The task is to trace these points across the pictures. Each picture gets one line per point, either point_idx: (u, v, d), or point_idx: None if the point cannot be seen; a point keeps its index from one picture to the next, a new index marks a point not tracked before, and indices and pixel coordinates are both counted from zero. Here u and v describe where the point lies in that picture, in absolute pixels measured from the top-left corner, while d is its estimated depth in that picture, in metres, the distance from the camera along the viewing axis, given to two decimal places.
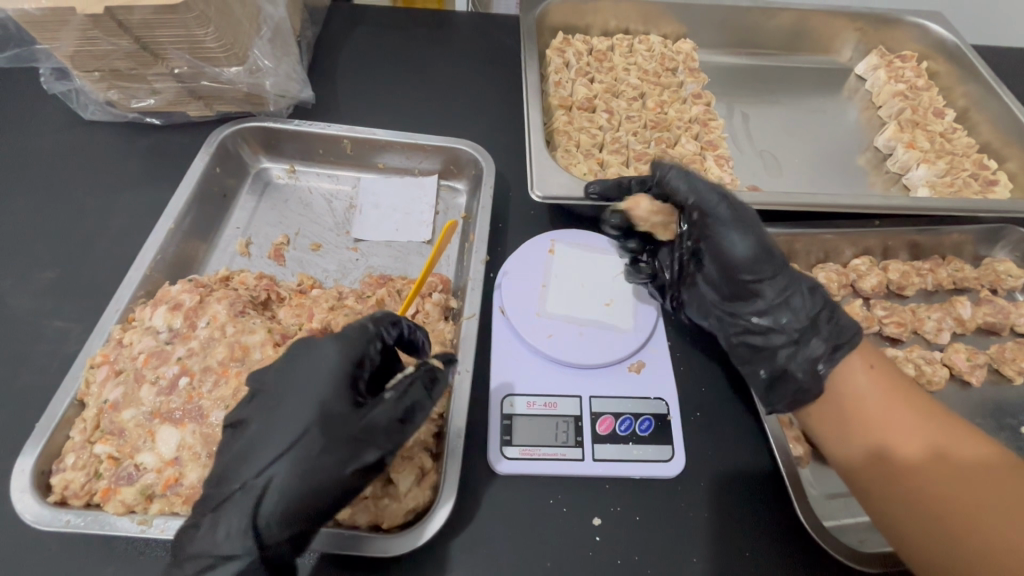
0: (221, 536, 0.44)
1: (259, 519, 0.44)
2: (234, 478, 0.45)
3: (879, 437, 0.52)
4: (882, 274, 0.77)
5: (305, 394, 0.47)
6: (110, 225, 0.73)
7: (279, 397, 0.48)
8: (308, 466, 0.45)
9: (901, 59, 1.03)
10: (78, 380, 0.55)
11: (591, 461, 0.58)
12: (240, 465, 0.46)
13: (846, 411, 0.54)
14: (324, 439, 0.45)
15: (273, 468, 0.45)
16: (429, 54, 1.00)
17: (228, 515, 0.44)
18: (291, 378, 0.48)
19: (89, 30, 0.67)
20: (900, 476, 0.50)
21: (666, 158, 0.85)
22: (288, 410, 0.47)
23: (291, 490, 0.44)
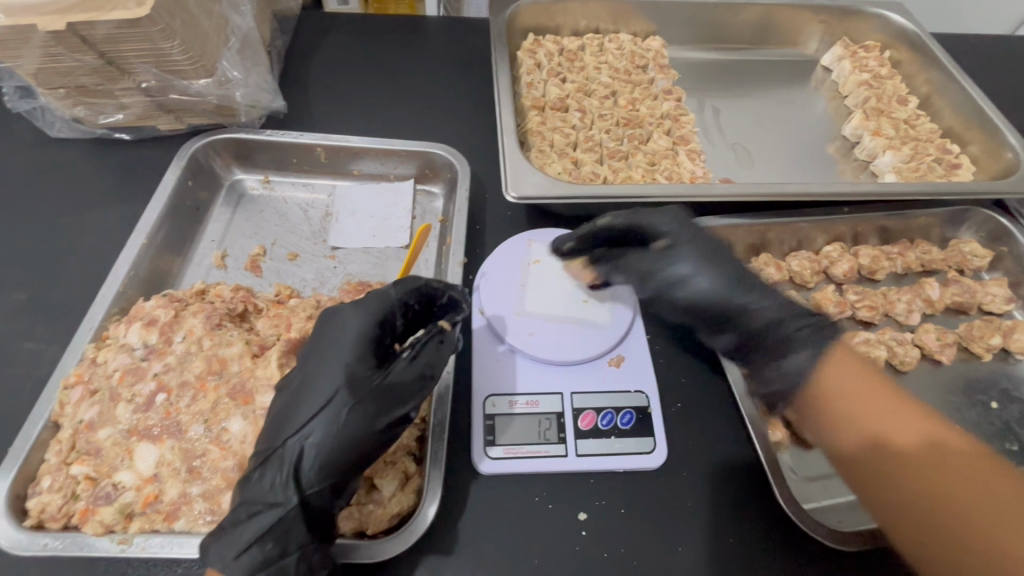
0: (269, 484, 0.45)
1: (304, 471, 0.45)
2: (281, 434, 0.47)
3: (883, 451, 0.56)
4: (853, 260, 0.78)
5: (333, 357, 0.50)
6: (81, 244, 0.72)
7: (308, 363, 0.50)
8: (345, 421, 0.47)
9: (865, 49, 1.05)
10: (52, 401, 0.54)
11: (574, 456, 0.59)
12: (284, 421, 0.47)
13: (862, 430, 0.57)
14: (357, 395, 0.48)
15: (313, 423, 0.46)
16: (400, 59, 1.00)
17: (276, 466, 0.46)
18: (325, 342, 0.51)
19: (52, 47, 0.66)
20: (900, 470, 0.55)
21: (639, 155, 0.86)
22: (321, 372, 0.49)
23: (331, 441, 0.46)
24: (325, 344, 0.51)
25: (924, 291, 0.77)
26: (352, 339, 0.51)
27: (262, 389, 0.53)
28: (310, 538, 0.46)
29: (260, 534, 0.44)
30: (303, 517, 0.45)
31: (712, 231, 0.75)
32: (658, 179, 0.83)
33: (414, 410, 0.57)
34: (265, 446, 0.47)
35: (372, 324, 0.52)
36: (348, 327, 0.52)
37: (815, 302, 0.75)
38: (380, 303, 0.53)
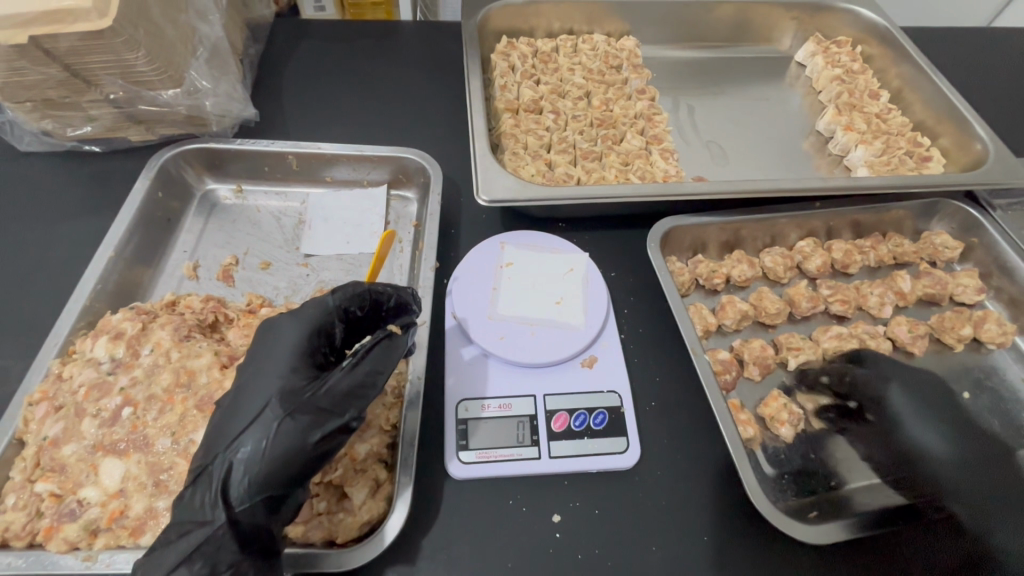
0: (198, 503, 0.44)
1: (233, 487, 0.44)
2: (213, 452, 0.46)
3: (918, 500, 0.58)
4: (825, 254, 0.79)
5: (270, 368, 0.49)
6: (50, 258, 0.72)
7: (247, 376, 0.50)
8: (274, 433, 0.45)
9: (837, 45, 1.06)
10: (17, 418, 0.53)
11: (547, 459, 0.59)
12: (218, 437, 0.46)
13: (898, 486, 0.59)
14: (288, 406, 0.46)
15: (244, 437, 0.45)
16: (374, 65, 1.00)
17: (206, 483, 0.44)
18: (262, 357, 0.51)
19: (15, 61, 0.66)
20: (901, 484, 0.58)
21: (613, 155, 0.86)
22: (256, 384, 0.48)
23: (259, 455, 0.44)
24: (261, 359, 0.51)
25: (896, 284, 0.77)
26: (289, 350, 0.51)
27: None
28: (244, 558, 0.44)
29: (188, 554, 0.42)
30: (234, 536, 0.43)
31: (684, 230, 0.75)
32: (631, 179, 0.83)
33: (384, 418, 0.57)
34: (198, 464, 0.46)
35: (309, 335, 0.52)
36: (284, 338, 0.52)
37: (788, 298, 0.75)
38: (320, 314, 0.54)
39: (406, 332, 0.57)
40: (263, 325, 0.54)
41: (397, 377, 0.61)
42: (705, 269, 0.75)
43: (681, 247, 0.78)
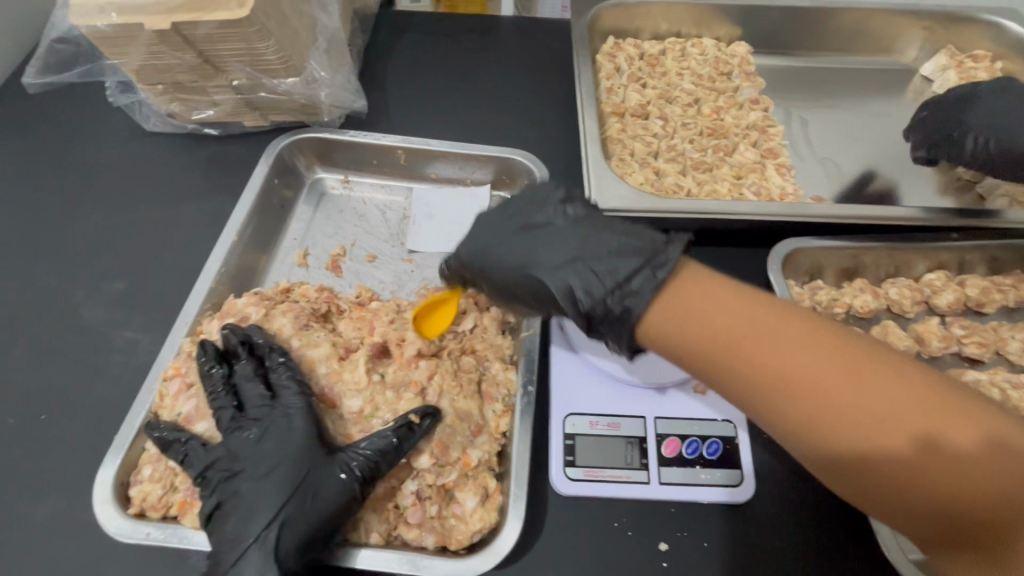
0: None
1: None
2: (235, 545, 0.46)
3: (802, 399, 0.41)
4: (958, 290, 0.72)
5: (273, 467, 0.49)
6: (173, 236, 0.75)
7: (242, 474, 0.49)
8: (297, 532, 0.46)
9: (973, 59, 0.98)
10: (153, 393, 0.56)
11: (657, 484, 0.57)
12: (229, 539, 0.46)
13: (760, 370, 0.42)
14: (305, 507, 0.47)
15: (262, 537, 0.46)
16: (476, 60, 0.99)
17: None
18: (258, 449, 0.50)
19: (155, 45, 0.69)
20: (926, 469, 0.37)
21: (725, 167, 0.82)
22: (260, 485, 0.48)
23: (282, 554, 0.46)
24: (253, 448, 0.50)
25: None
26: (282, 441, 0.50)
27: (350, 395, 0.56)
28: None
29: None
30: None
31: (806, 254, 0.71)
32: (745, 194, 0.79)
33: (494, 424, 0.57)
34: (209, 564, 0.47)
35: (302, 425, 0.51)
36: (278, 429, 0.50)
37: (915, 334, 0.70)
38: (305, 401, 0.53)
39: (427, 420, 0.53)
40: (247, 408, 0.53)
41: (507, 385, 0.60)
42: (825, 297, 0.71)
43: (798, 271, 0.74)
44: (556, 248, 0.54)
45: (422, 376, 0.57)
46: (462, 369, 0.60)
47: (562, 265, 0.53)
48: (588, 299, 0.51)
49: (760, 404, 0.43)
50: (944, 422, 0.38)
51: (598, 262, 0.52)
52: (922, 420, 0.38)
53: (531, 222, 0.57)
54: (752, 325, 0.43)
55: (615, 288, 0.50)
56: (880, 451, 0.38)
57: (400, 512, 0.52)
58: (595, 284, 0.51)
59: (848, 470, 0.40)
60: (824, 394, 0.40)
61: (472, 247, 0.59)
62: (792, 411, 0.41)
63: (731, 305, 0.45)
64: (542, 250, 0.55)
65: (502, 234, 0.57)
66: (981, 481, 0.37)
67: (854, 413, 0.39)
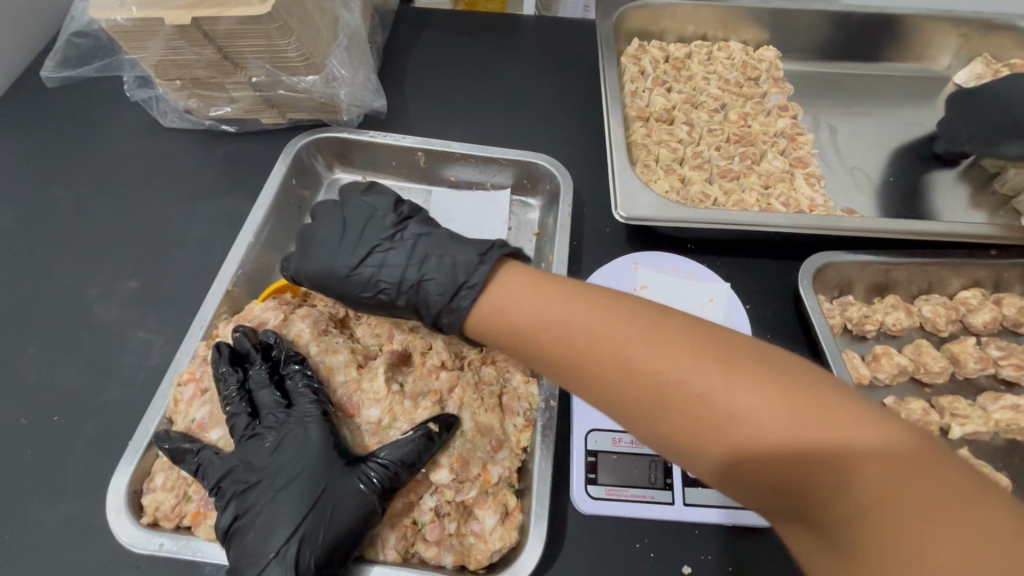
0: None
1: None
2: (255, 558, 0.45)
3: (654, 394, 0.39)
4: (996, 309, 0.70)
5: (290, 480, 0.47)
6: (188, 235, 0.73)
7: (257, 486, 0.48)
8: (317, 545, 0.45)
9: (1011, 68, 0.94)
10: (167, 398, 0.55)
11: (681, 506, 0.55)
12: (248, 552, 0.45)
13: (607, 365, 0.41)
14: (324, 519, 0.46)
15: (281, 552, 0.45)
16: (497, 60, 0.97)
17: None
18: (274, 459, 0.48)
19: (175, 40, 0.67)
20: (808, 469, 0.34)
21: (753, 176, 0.80)
22: (278, 498, 0.47)
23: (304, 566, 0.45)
24: (270, 459, 0.48)
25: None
26: (300, 453, 0.48)
27: (369, 404, 0.55)
28: None
29: None
30: None
31: (838, 268, 0.68)
32: (774, 204, 0.76)
33: (515, 440, 0.55)
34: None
35: (317, 435, 0.49)
36: (294, 439, 0.49)
37: (951, 354, 0.67)
38: (320, 408, 0.51)
39: (447, 429, 0.52)
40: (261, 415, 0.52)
41: (528, 397, 0.58)
42: (856, 313, 0.68)
43: (828, 285, 0.71)
44: (397, 265, 0.54)
45: (443, 386, 0.56)
46: (482, 380, 0.58)
47: (403, 283, 0.53)
48: (426, 312, 0.53)
49: (614, 401, 0.42)
50: (822, 422, 0.35)
51: (433, 279, 0.52)
52: (798, 418, 0.35)
53: (339, 237, 0.56)
54: (604, 321, 0.43)
55: (447, 307, 0.51)
56: (748, 451, 0.36)
57: (418, 528, 0.50)
58: (435, 299, 0.51)
59: (712, 470, 0.38)
60: (674, 389, 0.38)
61: (315, 264, 0.56)
62: (643, 405, 0.40)
63: (584, 306, 0.44)
64: (393, 265, 0.54)
65: (342, 251, 0.55)
66: (843, 485, 0.33)
67: (711, 407, 0.37)
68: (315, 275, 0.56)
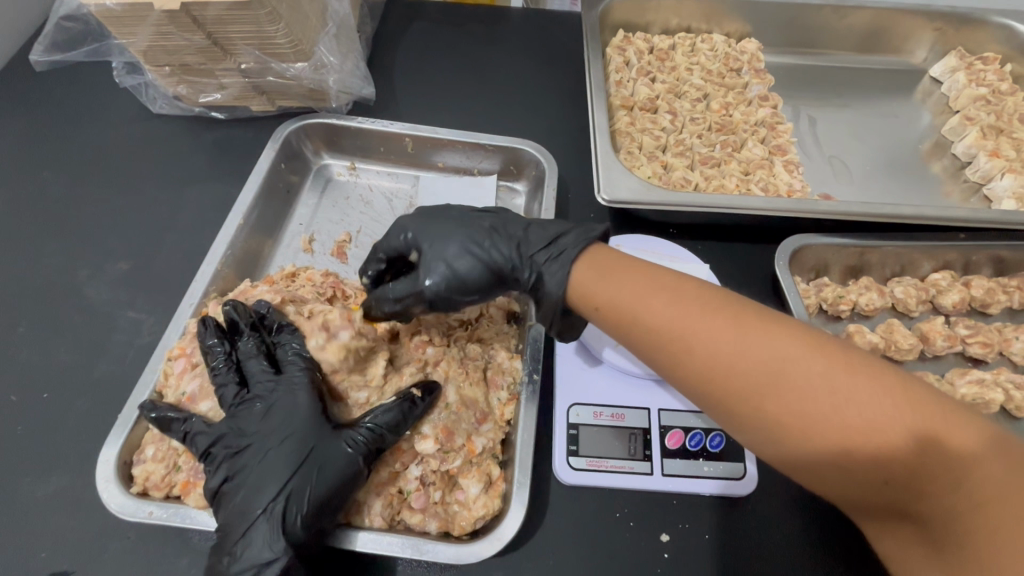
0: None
1: (273, 555, 0.45)
2: (244, 517, 0.46)
3: (767, 390, 0.41)
4: (964, 290, 0.72)
5: (277, 442, 0.49)
6: (178, 218, 0.74)
7: (245, 450, 0.49)
8: (305, 501, 0.47)
9: (983, 62, 0.97)
10: (157, 372, 0.56)
11: (659, 476, 0.57)
12: (237, 512, 0.47)
13: (722, 359, 0.43)
14: (311, 477, 0.47)
15: (271, 509, 0.46)
16: (486, 50, 0.99)
17: (240, 560, 0.45)
18: (263, 422, 0.50)
19: (164, 26, 0.68)
20: (917, 466, 0.38)
21: (733, 162, 0.82)
22: (267, 460, 0.48)
23: (292, 522, 0.46)
24: (260, 424, 0.50)
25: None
26: (290, 416, 0.50)
27: (359, 386, 0.56)
28: None
29: None
30: None
31: (813, 250, 0.71)
32: (753, 190, 0.79)
33: (500, 413, 0.57)
34: (219, 536, 0.47)
35: (304, 400, 0.51)
36: (283, 404, 0.51)
37: (920, 333, 0.70)
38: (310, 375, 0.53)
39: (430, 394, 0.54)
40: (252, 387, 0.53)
41: (513, 373, 0.60)
42: (831, 294, 0.70)
43: (804, 267, 0.74)
44: (505, 227, 0.57)
45: (429, 357, 0.58)
46: (468, 356, 0.60)
47: (512, 240, 0.56)
48: (537, 262, 0.54)
49: (726, 394, 0.43)
50: (937, 423, 0.38)
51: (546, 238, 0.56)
52: (915, 422, 0.38)
53: (445, 210, 0.60)
54: (719, 317, 0.44)
55: (565, 255, 0.53)
56: (865, 447, 0.38)
57: (404, 498, 0.52)
58: (547, 248, 0.55)
59: (818, 457, 0.40)
60: (795, 388, 0.40)
61: (421, 230, 0.57)
62: (761, 393, 0.42)
63: (700, 303, 0.46)
64: (496, 228, 0.57)
65: (443, 217, 0.58)
66: (969, 486, 0.37)
67: (831, 408, 0.39)
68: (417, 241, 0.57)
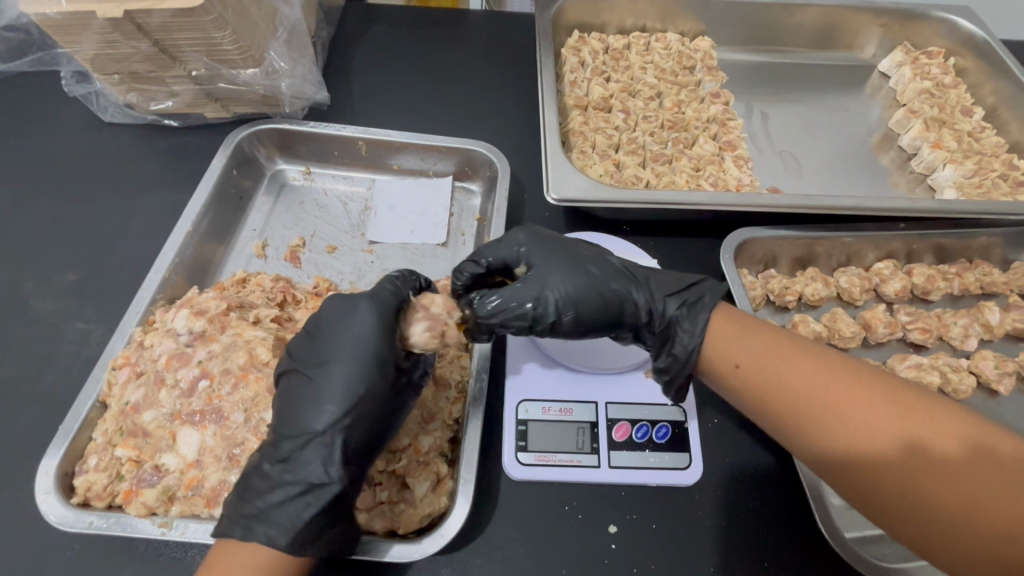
0: (291, 478, 0.46)
1: (338, 458, 0.47)
2: (301, 428, 0.47)
3: (816, 418, 0.45)
4: (906, 279, 0.75)
5: (339, 356, 0.50)
6: (129, 228, 0.74)
7: (314, 364, 0.50)
8: (365, 416, 0.48)
9: (928, 56, 1.00)
10: (101, 382, 0.56)
11: (606, 468, 0.58)
12: (292, 421, 0.48)
13: (777, 389, 0.47)
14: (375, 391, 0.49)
15: (328, 422, 0.47)
16: (443, 52, 0.99)
17: (300, 463, 0.47)
18: (334, 342, 0.50)
19: (109, 34, 0.67)
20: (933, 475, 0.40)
21: (684, 159, 0.84)
22: (327, 374, 0.49)
23: (348, 436, 0.48)
24: (333, 337, 0.51)
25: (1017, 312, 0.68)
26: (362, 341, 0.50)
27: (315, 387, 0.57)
28: None
29: (295, 520, 0.45)
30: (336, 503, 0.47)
31: (758, 243, 0.72)
32: (702, 185, 0.81)
33: (448, 411, 0.57)
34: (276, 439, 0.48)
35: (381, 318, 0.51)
36: (357, 326, 0.51)
37: (863, 321, 0.72)
38: (394, 296, 0.54)
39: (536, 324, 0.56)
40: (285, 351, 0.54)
41: (461, 372, 0.60)
42: (777, 285, 0.72)
43: (752, 260, 0.75)
44: (625, 272, 0.56)
45: None
46: None
47: (639, 280, 0.56)
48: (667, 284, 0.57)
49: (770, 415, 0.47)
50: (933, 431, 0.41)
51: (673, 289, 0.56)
52: (907, 423, 0.42)
53: (560, 240, 0.58)
54: (779, 350, 0.48)
55: (697, 320, 0.53)
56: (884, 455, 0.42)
57: None
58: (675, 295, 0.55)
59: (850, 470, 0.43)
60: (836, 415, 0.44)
61: (546, 263, 0.56)
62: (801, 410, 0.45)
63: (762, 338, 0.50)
64: (616, 274, 0.56)
65: (562, 252, 0.56)
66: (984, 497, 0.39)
67: (826, 421, 0.44)
68: (541, 269, 0.55)
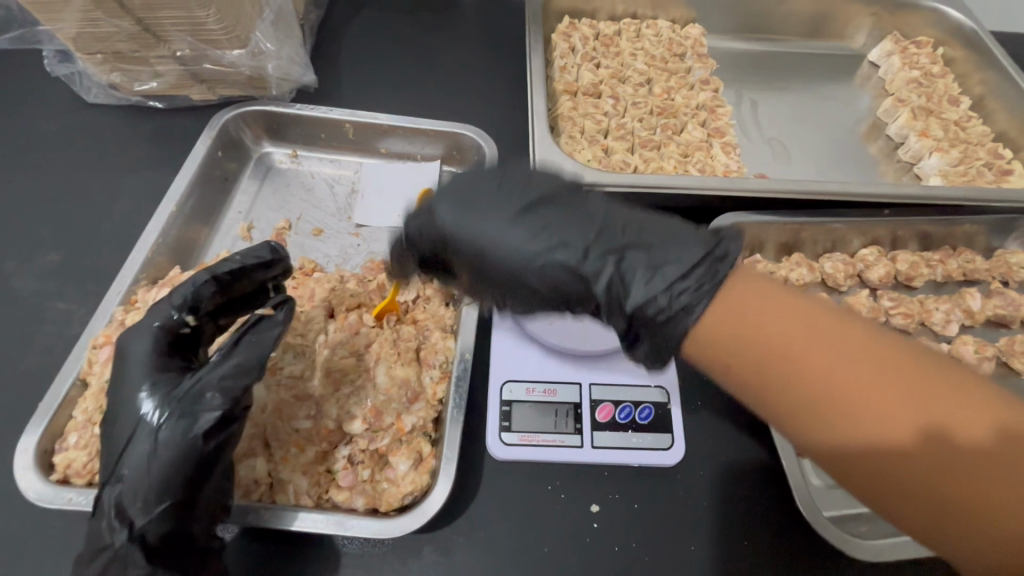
0: (104, 528, 0.44)
1: (125, 508, 0.43)
2: (106, 477, 0.45)
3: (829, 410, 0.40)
4: (890, 265, 0.75)
5: (129, 391, 0.46)
6: (113, 209, 0.73)
7: (115, 410, 0.46)
8: (151, 454, 0.43)
9: (917, 46, 1.00)
10: (81, 360, 0.56)
11: (589, 449, 0.58)
12: (107, 473, 0.45)
13: (772, 348, 0.42)
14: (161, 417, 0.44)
15: (126, 467, 0.44)
16: (433, 37, 0.98)
17: (104, 511, 0.44)
18: (118, 385, 0.47)
19: (91, 11, 0.66)
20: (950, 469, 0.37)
21: (673, 145, 0.84)
22: (122, 416, 0.46)
23: (140, 478, 0.43)
24: (128, 377, 0.47)
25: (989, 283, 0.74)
26: (152, 367, 0.47)
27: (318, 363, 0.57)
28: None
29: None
30: (139, 549, 0.43)
31: (744, 228, 0.73)
32: (690, 171, 0.81)
33: (432, 391, 0.57)
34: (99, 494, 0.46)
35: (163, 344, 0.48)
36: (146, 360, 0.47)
37: (847, 306, 0.73)
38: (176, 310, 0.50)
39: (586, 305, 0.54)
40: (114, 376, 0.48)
41: (445, 351, 0.60)
42: (763, 270, 0.73)
43: None
44: (580, 228, 0.51)
45: (362, 341, 0.59)
46: (401, 337, 0.60)
47: (589, 251, 0.50)
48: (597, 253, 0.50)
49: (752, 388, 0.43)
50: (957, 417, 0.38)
51: (636, 259, 0.49)
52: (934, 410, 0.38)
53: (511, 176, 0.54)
54: (774, 307, 0.43)
55: (665, 289, 0.46)
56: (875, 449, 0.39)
57: (333, 476, 0.53)
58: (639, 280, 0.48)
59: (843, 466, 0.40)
60: (863, 413, 0.39)
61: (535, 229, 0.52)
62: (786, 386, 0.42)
63: (762, 287, 0.45)
64: (690, 246, 0.48)
65: (500, 209, 0.53)
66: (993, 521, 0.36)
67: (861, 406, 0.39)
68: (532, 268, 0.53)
